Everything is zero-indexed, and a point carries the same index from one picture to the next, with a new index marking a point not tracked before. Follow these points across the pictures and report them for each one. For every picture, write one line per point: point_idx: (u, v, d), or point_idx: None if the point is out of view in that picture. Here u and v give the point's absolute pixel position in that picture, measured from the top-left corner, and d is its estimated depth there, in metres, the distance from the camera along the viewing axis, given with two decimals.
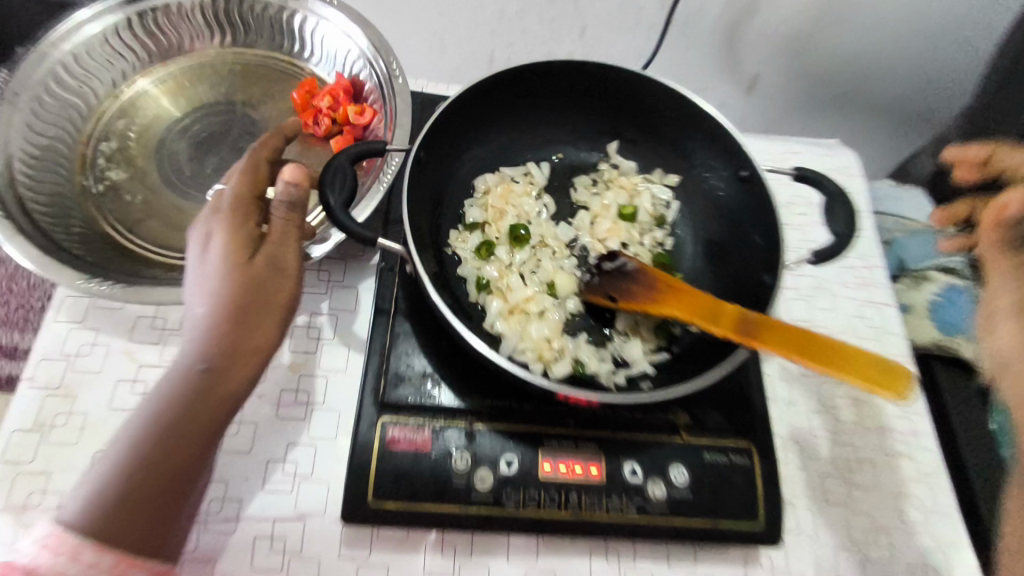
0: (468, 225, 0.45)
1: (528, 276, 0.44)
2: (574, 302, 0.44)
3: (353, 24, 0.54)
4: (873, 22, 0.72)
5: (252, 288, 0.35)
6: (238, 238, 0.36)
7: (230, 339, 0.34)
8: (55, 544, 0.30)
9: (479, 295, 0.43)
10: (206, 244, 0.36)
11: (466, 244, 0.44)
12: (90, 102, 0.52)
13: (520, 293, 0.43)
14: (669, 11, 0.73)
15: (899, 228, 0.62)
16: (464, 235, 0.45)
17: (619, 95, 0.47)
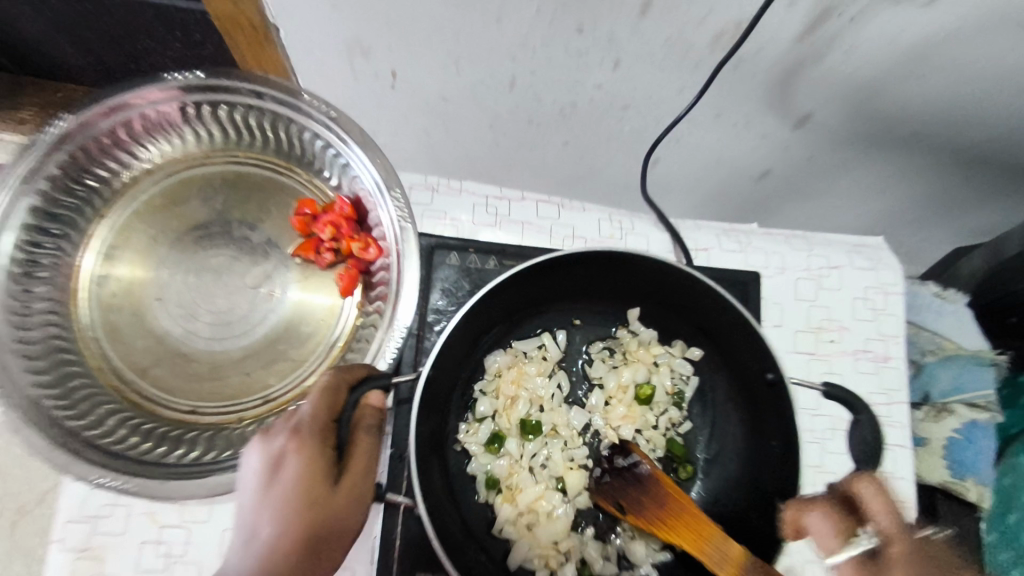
0: (479, 415, 0.44)
1: (538, 471, 0.44)
2: (581, 499, 0.44)
3: (356, 145, 0.48)
4: (956, 76, 0.63)
5: (324, 520, 0.35)
6: (316, 467, 0.35)
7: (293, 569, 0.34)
8: None
9: (488, 494, 0.43)
10: (277, 466, 0.35)
11: (475, 437, 0.44)
12: (82, 227, 0.50)
13: (529, 494, 0.43)
14: (721, 57, 0.63)
15: (936, 351, 0.60)
16: (474, 426, 0.44)
17: (644, 275, 0.44)
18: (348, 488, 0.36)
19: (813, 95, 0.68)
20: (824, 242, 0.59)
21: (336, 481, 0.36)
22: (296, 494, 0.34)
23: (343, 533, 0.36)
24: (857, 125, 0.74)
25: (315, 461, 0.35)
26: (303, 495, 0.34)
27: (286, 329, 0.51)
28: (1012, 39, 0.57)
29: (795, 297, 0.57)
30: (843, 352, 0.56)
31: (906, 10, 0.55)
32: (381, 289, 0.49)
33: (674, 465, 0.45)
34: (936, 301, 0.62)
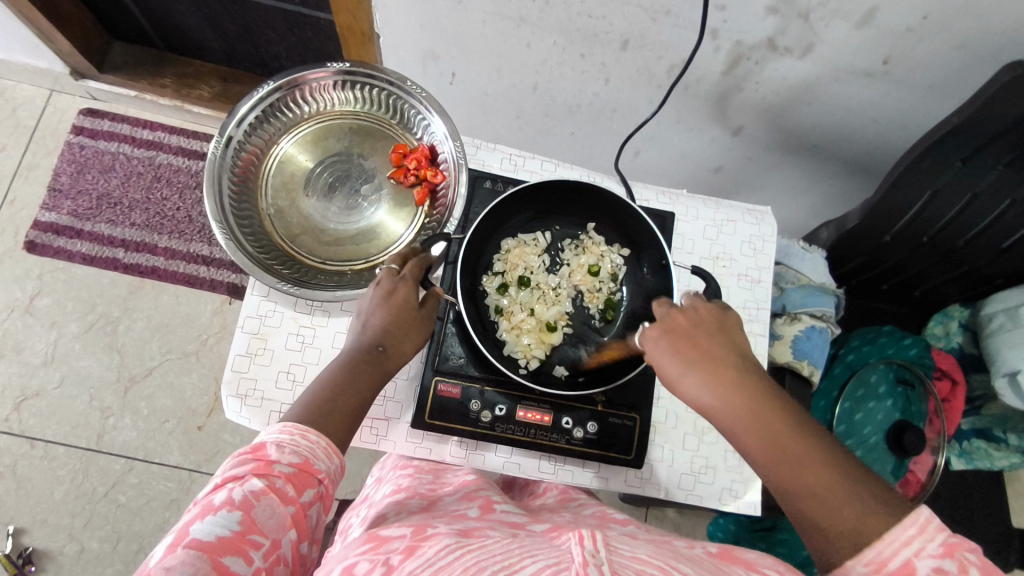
0: (494, 272, 0.76)
1: (526, 307, 0.76)
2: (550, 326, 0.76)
3: (435, 112, 0.80)
4: (827, 105, 0.96)
5: (409, 321, 0.69)
6: (408, 298, 0.69)
7: (392, 346, 0.67)
8: (289, 431, 0.58)
9: (496, 316, 0.75)
10: (389, 293, 0.69)
11: (491, 284, 0.76)
12: (263, 146, 0.82)
13: (518, 318, 0.75)
14: (674, 79, 0.96)
15: (796, 281, 0.92)
16: (491, 278, 0.76)
17: (598, 199, 0.75)
18: (424, 312, 0.70)
19: (739, 109, 1.02)
20: (727, 205, 0.91)
21: (417, 306, 0.70)
22: (396, 308, 0.68)
23: (419, 331, 0.69)
24: (774, 133, 1.06)
25: (406, 293, 0.69)
26: (399, 313, 0.68)
27: (381, 222, 0.84)
28: (861, 83, 0.89)
29: (701, 236, 0.89)
30: (730, 274, 0.88)
31: (787, 59, 0.88)
32: (442, 200, 0.81)
33: (604, 310, 0.77)
34: (804, 253, 0.93)
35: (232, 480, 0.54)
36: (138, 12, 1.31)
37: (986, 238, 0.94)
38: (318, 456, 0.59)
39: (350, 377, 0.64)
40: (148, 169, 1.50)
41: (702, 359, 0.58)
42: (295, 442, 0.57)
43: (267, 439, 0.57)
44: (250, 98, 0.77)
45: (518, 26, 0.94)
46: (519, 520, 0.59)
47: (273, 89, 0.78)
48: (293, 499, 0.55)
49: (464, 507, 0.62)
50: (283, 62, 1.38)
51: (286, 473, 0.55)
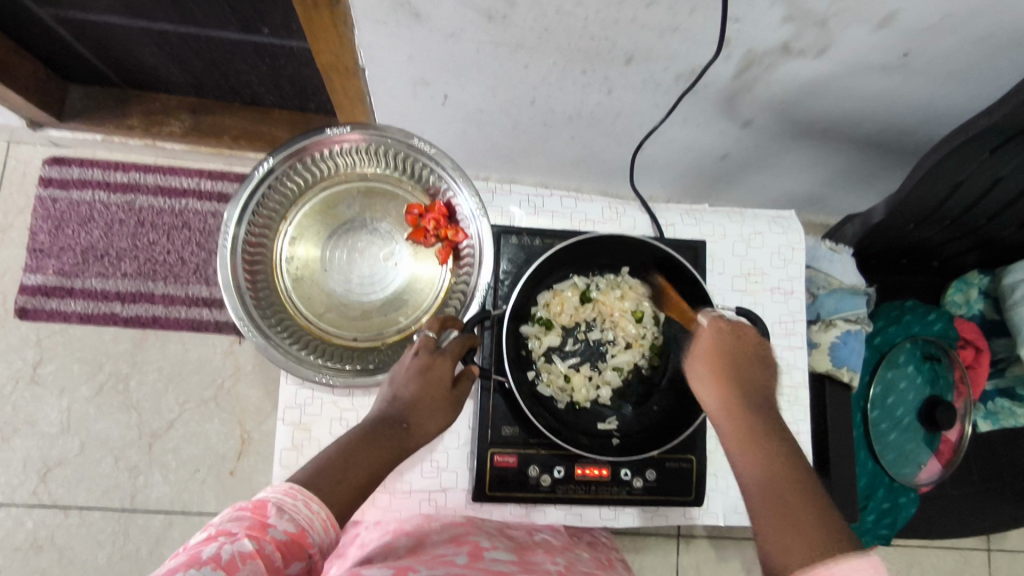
0: (539, 323, 0.75)
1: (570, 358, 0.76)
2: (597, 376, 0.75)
3: (450, 171, 0.76)
4: (841, 95, 0.93)
5: (437, 398, 0.66)
6: (443, 371, 0.67)
7: (416, 423, 0.64)
8: (293, 493, 0.52)
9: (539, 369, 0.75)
10: (427, 364, 0.67)
11: (536, 335, 0.75)
12: (271, 225, 0.78)
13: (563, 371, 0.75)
14: (683, 85, 0.92)
15: (827, 285, 0.92)
16: (535, 330, 0.75)
17: (633, 247, 0.73)
18: (454, 394, 0.68)
19: (750, 106, 0.98)
20: (752, 217, 0.89)
21: (449, 386, 0.68)
22: (429, 381, 0.66)
23: (445, 411, 0.66)
24: (785, 123, 1.03)
25: (442, 368, 0.68)
26: (431, 386, 0.66)
27: (406, 285, 0.81)
28: (878, 75, 0.87)
29: (731, 253, 0.87)
30: (763, 289, 0.87)
31: (802, 60, 0.84)
32: (467, 258, 0.78)
33: (649, 358, 0.76)
34: (832, 254, 0.93)
35: (223, 535, 0.47)
36: (92, 55, 1.22)
37: (1013, 212, 0.93)
38: (315, 528, 0.51)
39: (365, 445, 0.59)
40: (129, 215, 1.43)
41: (727, 368, 0.62)
42: (295, 507, 0.51)
43: (268, 497, 0.51)
44: (253, 182, 0.72)
45: (516, 51, 0.88)
46: (505, 570, 0.62)
47: (275, 168, 0.73)
48: (277, 569, 0.47)
49: (452, 552, 0.64)
50: (256, 89, 1.30)
51: (278, 540, 0.48)
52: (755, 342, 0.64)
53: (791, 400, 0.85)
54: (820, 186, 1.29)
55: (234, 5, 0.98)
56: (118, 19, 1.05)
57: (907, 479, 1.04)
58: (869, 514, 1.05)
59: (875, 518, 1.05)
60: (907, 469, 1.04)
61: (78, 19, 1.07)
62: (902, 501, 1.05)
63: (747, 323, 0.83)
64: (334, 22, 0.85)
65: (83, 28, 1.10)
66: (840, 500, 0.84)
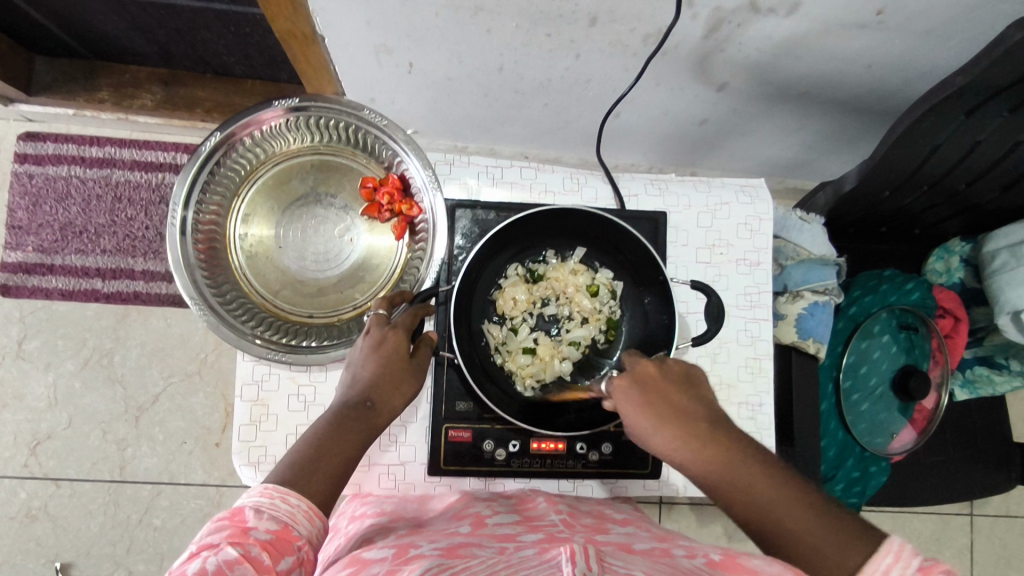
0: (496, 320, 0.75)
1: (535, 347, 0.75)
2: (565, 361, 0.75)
3: (400, 142, 0.74)
4: (816, 57, 0.90)
5: (398, 371, 0.63)
6: (399, 345, 0.64)
7: (382, 399, 0.61)
8: (269, 492, 0.49)
9: (505, 365, 0.74)
10: (380, 342, 0.64)
11: (496, 333, 0.75)
12: (223, 203, 0.77)
13: (530, 363, 0.75)
14: (650, 48, 0.89)
15: (796, 256, 0.91)
16: (495, 328, 0.75)
17: (585, 220, 0.71)
18: (414, 362, 0.65)
19: (723, 69, 0.95)
20: (720, 186, 0.86)
21: (407, 357, 0.64)
22: (386, 357, 0.63)
23: (409, 383, 0.63)
24: (760, 87, 1.00)
25: (396, 343, 0.64)
26: (392, 362, 0.63)
27: (363, 260, 0.80)
28: (852, 35, 0.83)
29: (697, 224, 0.85)
30: (730, 260, 0.85)
31: (771, 20, 0.81)
32: (421, 232, 0.77)
33: (606, 332, 0.76)
34: (802, 224, 0.91)
35: (205, 549, 0.44)
36: (54, 26, 1.20)
37: (998, 173, 0.90)
38: (299, 521, 0.49)
39: (334, 431, 0.57)
40: (106, 190, 1.42)
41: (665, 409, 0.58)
42: (274, 506, 0.49)
43: (245, 502, 0.48)
44: (198, 158, 0.70)
45: (475, 15, 0.85)
46: (512, 532, 0.58)
47: (220, 143, 0.72)
48: (269, 569, 0.45)
49: (455, 524, 0.62)
50: (225, 59, 1.27)
51: (263, 540, 0.46)
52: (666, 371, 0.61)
53: (755, 371, 0.83)
54: (804, 152, 1.25)
55: None
56: None
57: (878, 448, 1.04)
58: (838, 484, 1.04)
59: (845, 488, 1.04)
60: (879, 438, 1.04)
61: None
62: (872, 470, 1.05)
63: (706, 298, 0.81)
64: None
65: None
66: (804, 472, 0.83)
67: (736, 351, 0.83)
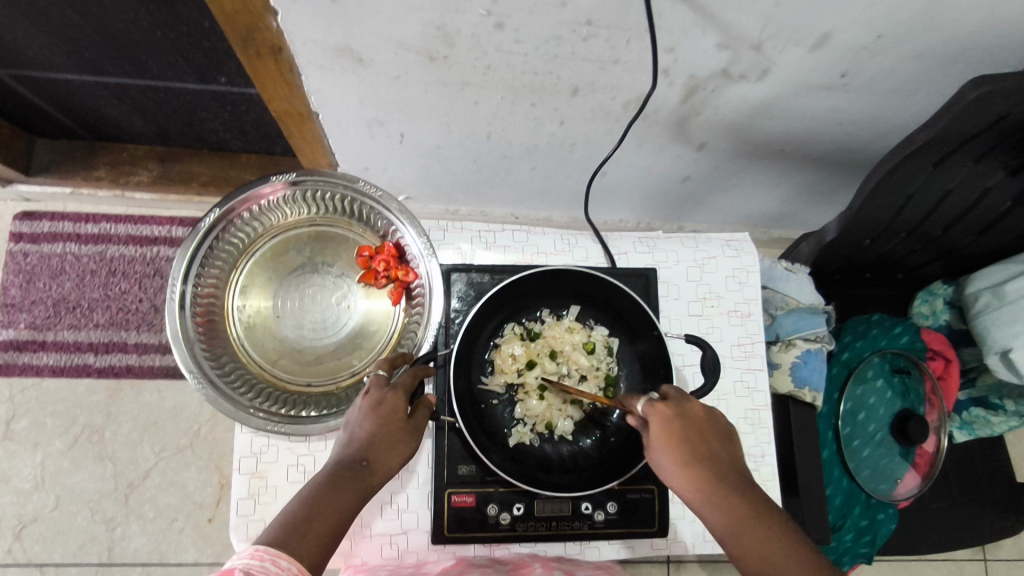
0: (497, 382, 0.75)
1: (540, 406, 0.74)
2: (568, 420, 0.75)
3: (393, 211, 0.77)
4: (788, 116, 0.94)
5: (396, 432, 0.62)
6: (398, 405, 0.63)
7: (380, 459, 0.60)
8: (260, 555, 0.47)
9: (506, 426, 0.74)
10: (380, 402, 0.63)
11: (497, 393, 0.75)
12: (222, 275, 0.78)
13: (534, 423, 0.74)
14: (631, 113, 0.93)
15: (785, 305, 0.93)
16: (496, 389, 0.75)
17: (577, 279, 0.73)
18: (412, 423, 0.63)
19: (701, 130, 0.99)
20: (706, 241, 0.89)
21: (405, 417, 0.63)
22: (385, 417, 0.62)
23: (407, 443, 0.62)
24: (738, 145, 1.04)
25: (396, 402, 0.63)
26: (391, 421, 0.62)
27: (361, 326, 0.81)
28: (820, 95, 0.88)
29: (686, 277, 0.87)
30: (720, 312, 0.87)
31: (743, 84, 0.86)
32: (418, 297, 0.78)
33: (605, 389, 0.76)
34: (788, 274, 0.93)
35: None
36: (55, 110, 1.24)
37: (972, 217, 0.93)
38: None
39: (328, 492, 0.54)
40: (101, 265, 1.43)
41: (686, 448, 0.59)
42: (264, 569, 0.46)
43: (235, 564, 0.46)
44: (197, 232, 0.73)
45: (463, 89, 0.89)
46: None
47: (221, 217, 0.74)
48: None
49: None
50: (221, 135, 1.31)
51: None
52: (695, 412, 0.62)
53: (755, 423, 0.83)
54: (786, 203, 1.30)
55: (186, 53, 1.00)
56: (74, 75, 1.09)
57: (884, 495, 1.03)
58: (847, 534, 1.02)
59: (853, 537, 1.03)
60: (884, 485, 1.03)
61: (34, 75, 1.09)
62: (880, 518, 1.04)
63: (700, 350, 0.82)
64: (281, 70, 0.86)
65: (45, 84, 1.13)
66: (812, 524, 0.82)
67: (734, 403, 0.83)
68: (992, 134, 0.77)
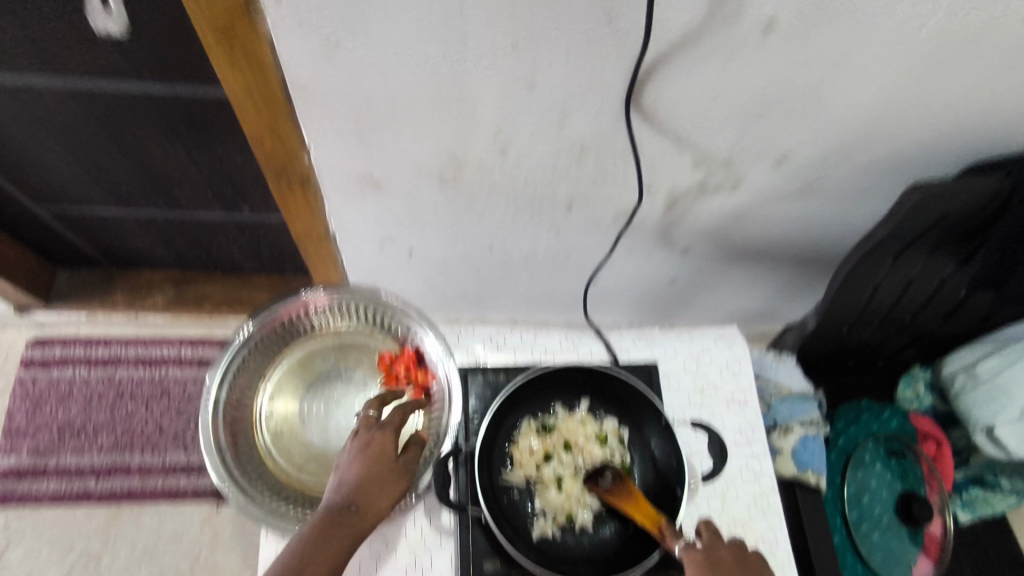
0: (516, 475, 0.78)
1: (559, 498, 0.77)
2: (586, 513, 0.77)
3: (413, 320, 0.85)
4: (759, 222, 1.06)
5: (387, 471, 0.66)
6: (387, 444, 0.67)
7: (370, 500, 0.64)
8: None
9: (527, 518, 0.76)
10: (369, 443, 0.67)
11: (517, 487, 0.77)
12: (251, 384, 0.84)
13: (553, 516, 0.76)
14: (620, 224, 1.04)
15: (776, 393, 0.99)
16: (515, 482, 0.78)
17: (584, 375, 0.82)
18: (401, 464, 0.67)
19: (684, 236, 1.10)
20: (699, 335, 0.97)
21: (394, 454, 0.67)
22: (376, 457, 0.66)
23: (397, 481, 0.66)
24: (717, 249, 1.15)
25: (384, 442, 0.68)
26: (379, 462, 0.66)
27: None
28: (785, 203, 1.01)
29: (684, 369, 0.94)
30: (719, 400, 0.92)
31: (717, 196, 0.98)
32: (438, 400, 0.81)
33: None
34: (776, 363, 1.01)
35: None
36: (82, 241, 1.33)
37: (935, 304, 1.02)
38: None
39: (320, 538, 0.58)
40: (108, 388, 1.45)
41: None
42: None
43: None
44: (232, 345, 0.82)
45: (470, 207, 1.00)
46: None
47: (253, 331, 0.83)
48: None
49: None
50: (237, 258, 1.41)
51: None
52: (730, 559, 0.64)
53: (765, 507, 0.86)
54: (765, 301, 1.40)
55: (217, 186, 1.11)
56: (109, 209, 1.19)
57: None
58: None
59: None
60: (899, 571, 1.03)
61: (71, 210, 1.19)
62: None
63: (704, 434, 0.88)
64: (308, 198, 0.97)
65: (81, 219, 1.23)
66: None
67: (742, 488, 0.86)
68: (938, 230, 0.88)
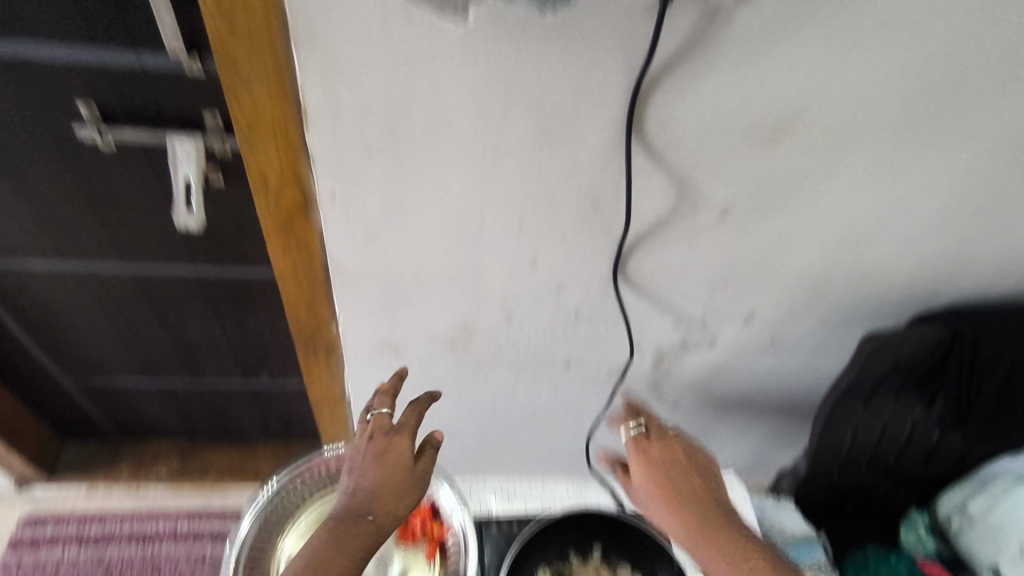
0: None
1: None
2: None
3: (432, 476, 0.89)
4: (739, 374, 1.17)
5: (402, 478, 0.70)
6: (402, 452, 0.71)
7: (384, 503, 0.68)
8: None
9: None
10: (384, 449, 0.71)
11: None
12: (270, 537, 0.81)
13: None
14: (614, 380, 1.14)
15: (782, 538, 1.01)
16: None
17: (598, 521, 0.85)
18: (415, 469, 0.71)
19: (673, 390, 1.19)
20: None
21: (409, 460, 0.71)
22: (392, 464, 0.70)
23: (411, 488, 0.70)
24: (705, 401, 1.24)
25: (399, 449, 0.71)
26: (393, 465, 0.70)
27: None
28: (759, 356, 1.12)
29: None
30: None
31: (698, 351, 1.09)
32: (453, 553, 0.83)
33: None
34: (777, 507, 1.04)
35: None
36: (98, 411, 1.38)
37: (916, 448, 1.08)
38: None
39: (336, 543, 0.64)
40: (96, 569, 1.38)
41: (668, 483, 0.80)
42: None
43: None
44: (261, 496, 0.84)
45: (477, 369, 1.10)
46: None
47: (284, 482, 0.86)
48: None
49: None
50: (246, 426, 1.45)
51: None
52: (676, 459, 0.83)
53: None
54: (757, 452, 1.45)
55: (241, 355, 1.21)
56: (134, 379, 1.27)
57: None
58: None
59: None
60: None
61: (97, 380, 1.26)
62: None
63: None
64: (328, 364, 1.06)
65: (106, 391, 1.30)
66: None
67: None
68: (898, 376, 0.99)
